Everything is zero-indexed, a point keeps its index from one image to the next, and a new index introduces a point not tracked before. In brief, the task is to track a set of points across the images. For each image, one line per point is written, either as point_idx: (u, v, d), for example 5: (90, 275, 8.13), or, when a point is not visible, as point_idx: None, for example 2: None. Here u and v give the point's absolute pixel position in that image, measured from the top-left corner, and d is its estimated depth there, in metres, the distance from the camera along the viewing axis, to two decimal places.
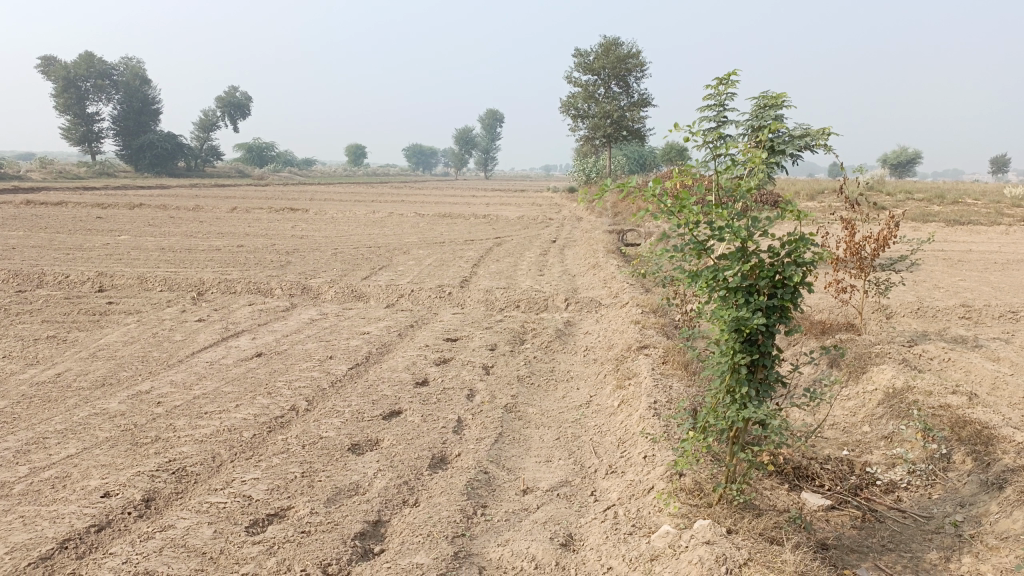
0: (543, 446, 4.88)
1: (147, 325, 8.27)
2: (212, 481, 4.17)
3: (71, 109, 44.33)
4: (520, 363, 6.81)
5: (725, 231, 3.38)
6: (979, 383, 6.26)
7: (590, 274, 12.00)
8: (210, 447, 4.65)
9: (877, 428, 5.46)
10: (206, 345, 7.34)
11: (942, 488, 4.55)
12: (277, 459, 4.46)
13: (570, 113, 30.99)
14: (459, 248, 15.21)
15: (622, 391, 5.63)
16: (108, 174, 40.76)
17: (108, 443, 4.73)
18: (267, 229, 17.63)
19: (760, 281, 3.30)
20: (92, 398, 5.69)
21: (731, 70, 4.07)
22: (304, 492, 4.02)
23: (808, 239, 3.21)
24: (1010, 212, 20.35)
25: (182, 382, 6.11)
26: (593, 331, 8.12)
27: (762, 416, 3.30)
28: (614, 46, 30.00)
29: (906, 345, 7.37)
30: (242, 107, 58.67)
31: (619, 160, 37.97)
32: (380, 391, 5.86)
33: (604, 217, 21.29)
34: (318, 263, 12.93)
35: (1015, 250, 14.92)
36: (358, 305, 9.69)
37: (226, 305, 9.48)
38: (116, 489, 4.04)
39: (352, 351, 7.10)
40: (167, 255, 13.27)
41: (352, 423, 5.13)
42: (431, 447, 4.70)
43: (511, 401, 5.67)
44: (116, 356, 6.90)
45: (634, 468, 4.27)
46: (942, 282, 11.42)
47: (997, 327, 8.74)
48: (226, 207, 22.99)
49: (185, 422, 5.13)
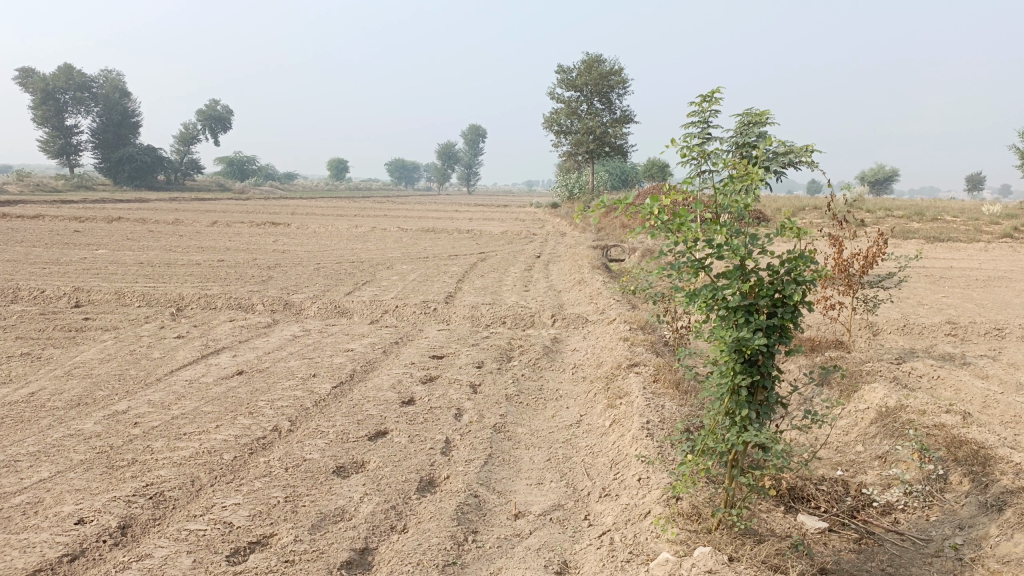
0: (534, 468, 4.76)
1: (125, 342, 8.07)
2: (191, 506, 4.01)
3: (50, 121, 43.82)
4: (508, 381, 6.69)
5: (724, 248, 3.29)
6: (970, 401, 6.22)
7: (576, 290, 11.92)
8: (189, 471, 4.48)
9: (871, 448, 5.38)
10: (186, 363, 7.16)
11: (940, 510, 4.48)
12: (259, 483, 4.30)
13: (553, 129, 31.06)
14: (443, 264, 15.09)
15: (613, 410, 5.53)
16: (87, 187, 40.30)
17: (82, 467, 4.55)
18: (248, 244, 17.41)
19: (760, 300, 3.20)
20: (66, 419, 5.50)
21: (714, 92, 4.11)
22: (288, 518, 3.86)
23: (808, 257, 3.12)
24: (988, 229, 20.57)
25: (161, 401, 5.94)
26: (581, 348, 8.02)
27: (764, 440, 3.21)
28: (597, 62, 30.15)
29: (895, 363, 7.34)
30: (223, 120, 58.36)
31: (601, 176, 38.05)
32: (365, 410, 5.71)
33: (588, 233, 21.27)
34: (301, 278, 12.76)
35: (995, 267, 15.03)
36: (342, 322, 9.54)
37: (207, 321, 9.29)
38: (90, 515, 3.87)
39: (336, 369, 6.95)
40: (146, 270, 13.03)
41: (337, 444, 4.98)
42: (418, 469, 4.57)
43: (500, 421, 5.54)
44: (92, 375, 6.70)
45: (629, 492, 4.16)
46: (926, 298, 11.44)
47: (983, 344, 8.74)
48: (206, 222, 22.70)
49: (164, 444, 4.96)
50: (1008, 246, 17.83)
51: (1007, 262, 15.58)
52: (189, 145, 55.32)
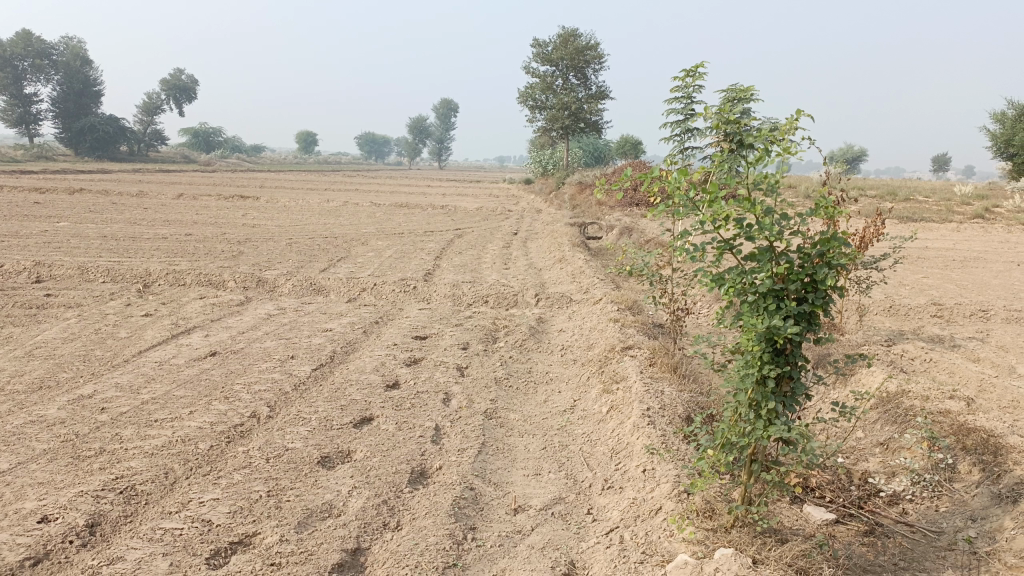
0: (530, 457, 4.53)
1: (90, 321, 7.66)
2: (166, 502, 3.71)
3: (7, 89, 42.27)
4: (496, 363, 6.44)
5: (754, 228, 3.09)
6: (966, 384, 6.10)
7: (557, 268, 11.66)
8: (162, 462, 4.17)
9: (873, 435, 5.22)
10: (155, 343, 6.79)
11: (950, 500, 4.28)
12: (239, 476, 4.01)
13: (528, 104, 30.61)
14: (419, 240, 14.72)
15: (609, 396, 5.32)
16: (47, 157, 38.93)
17: (46, 458, 4.23)
18: (216, 218, 16.89)
19: (789, 286, 3.01)
20: (27, 404, 5.15)
21: (698, 63, 4.03)
22: (271, 515, 3.58)
23: (842, 239, 2.92)
24: (960, 209, 20.68)
25: (129, 385, 5.59)
26: (568, 329, 7.79)
27: (792, 434, 3.00)
28: (572, 37, 29.68)
29: (886, 345, 7.20)
30: (188, 90, 56.77)
31: (576, 153, 37.72)
32: (348, 395, 5.43)
33: (564, 210, 21.04)
34: (272, 254, 12.33)
35: (970, 247, 15.09)
36: (318, 300, 9.20)
37: (176, 299, 8.89)
38: (55, 512, 3.55)
39: (315, 350, 6.64)
40: (110, 244, 12.51)
41: (321, 432, 4.70)
42: (408, 459, 4.31)
43: (491, 407, 5.30)
44: (55, 356, 6.31)
45: (634, 484, 3.97)
46: (907, 279, 11.39)
47: (970, 326, 8.66)
48: (172, 194, 22.02)
49: (133, 432, 4.64)
50: (980, 227, 17.92)
51: (980, 242, 15.64)
52: (153, 115, 53.89)
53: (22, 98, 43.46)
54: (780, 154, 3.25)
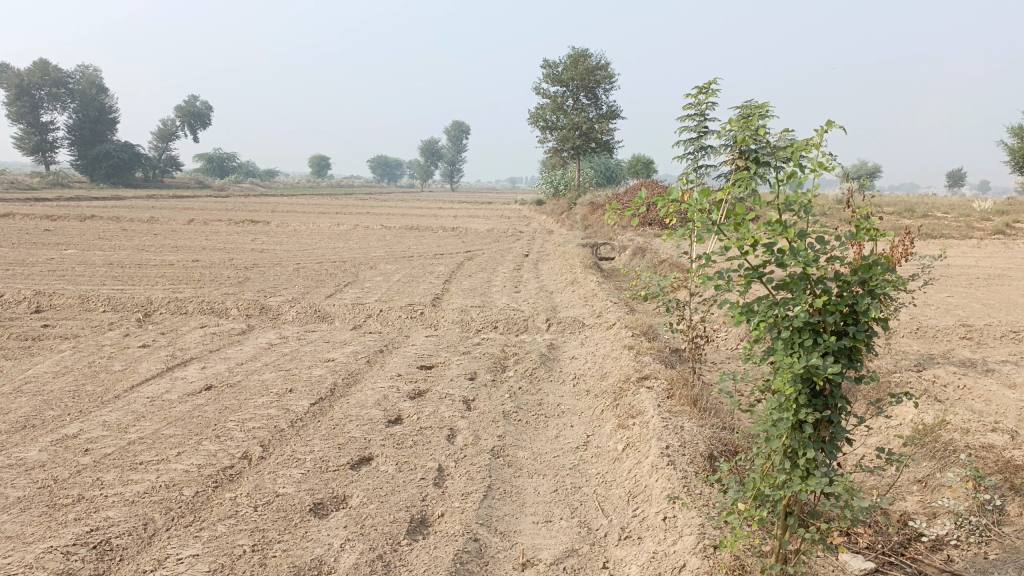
0: (539, 501, 4.20)
1: (85, 353, 7.40)
2: (141, 558, 3.40)
3: (24, 117, 42.70)
4: (505, 394, 6.11)
5: (786, 253, 2.74)
6: (1005, 413, 5.72)
7: (568, 291, 11.32)
8: (142, 511, 3.86)
9: (910, 471, 4.84)
10: (149, 376, 6.51)
11: (1000, 546, 3.88)
12: (222, 527, 3.69)
13: (539, 125, 30.47)
14: (428, 263, 14.47)
15: (625, 431, 4.99)
16: (63, 184, 39.18)
17: (19, 507, 3.93)
18: (224, 243, 16.69)
19: (827, 318, 2.69)
20: (8, 445, 4.86)
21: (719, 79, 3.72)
22: (254, 574, 3.26)
23: (885, 264, 2.62)
24: (979, 225, 20.20)
25: (117, 422, 5.30)
26: (580, 356, 7.46)
27: (835, 489, 2.66)
28: (582, 57, 29.53)
29: (916, 371, 6.82)
30: (202, 116, 57.21)
31: (587, 173, 37.55)
32: (347, 432, 5.11)
33: (575, 231, 20.80)
34: (279, 279, 12.09)
35: (993, 264, 14.66)
36: (322, 328, 8.92)
37: (176, 328, 8.64)
38: (19, 572, 3.25)
39: (315, 382, 6.33)
40: (116, 271, 12.32)
41: (316, 474, 4.38)
42: (408, 506, 3.97)
43: (499, 444, 4.97)
44: (43, 392, 6.04)
45: (654, 535, 3.63)
46: (931, 299, 11.00)
47: (1002, 349, 8.26)
48: (183, 219, 21.94)
49: (116, 476, 4.34)
50: (1000, 243, 17.50)
51: (1003, 260, 15.21)
52: (167, 141, 54.30)
53: (38, 126, 43.87)
54: (813, 170, 2.91)
